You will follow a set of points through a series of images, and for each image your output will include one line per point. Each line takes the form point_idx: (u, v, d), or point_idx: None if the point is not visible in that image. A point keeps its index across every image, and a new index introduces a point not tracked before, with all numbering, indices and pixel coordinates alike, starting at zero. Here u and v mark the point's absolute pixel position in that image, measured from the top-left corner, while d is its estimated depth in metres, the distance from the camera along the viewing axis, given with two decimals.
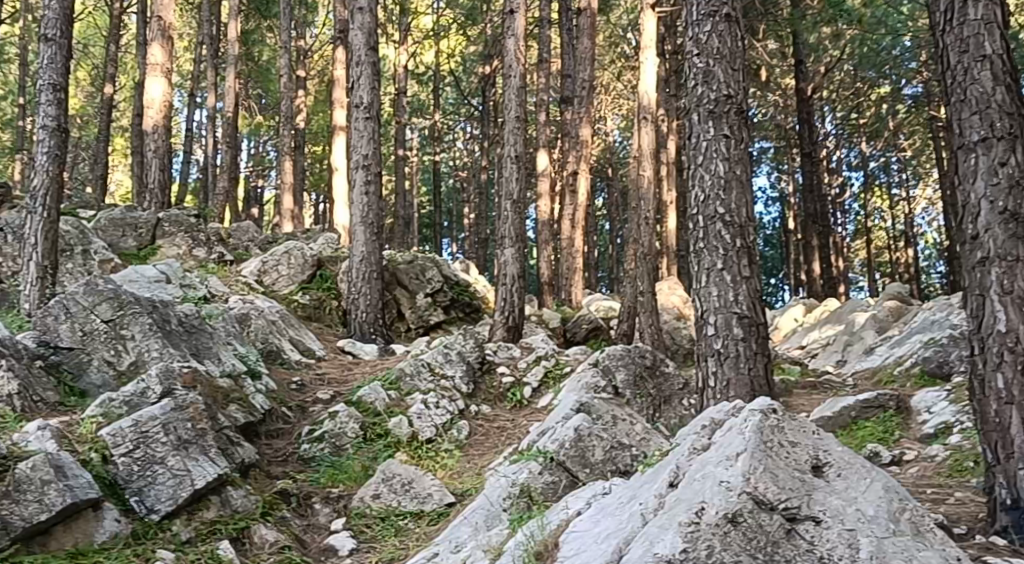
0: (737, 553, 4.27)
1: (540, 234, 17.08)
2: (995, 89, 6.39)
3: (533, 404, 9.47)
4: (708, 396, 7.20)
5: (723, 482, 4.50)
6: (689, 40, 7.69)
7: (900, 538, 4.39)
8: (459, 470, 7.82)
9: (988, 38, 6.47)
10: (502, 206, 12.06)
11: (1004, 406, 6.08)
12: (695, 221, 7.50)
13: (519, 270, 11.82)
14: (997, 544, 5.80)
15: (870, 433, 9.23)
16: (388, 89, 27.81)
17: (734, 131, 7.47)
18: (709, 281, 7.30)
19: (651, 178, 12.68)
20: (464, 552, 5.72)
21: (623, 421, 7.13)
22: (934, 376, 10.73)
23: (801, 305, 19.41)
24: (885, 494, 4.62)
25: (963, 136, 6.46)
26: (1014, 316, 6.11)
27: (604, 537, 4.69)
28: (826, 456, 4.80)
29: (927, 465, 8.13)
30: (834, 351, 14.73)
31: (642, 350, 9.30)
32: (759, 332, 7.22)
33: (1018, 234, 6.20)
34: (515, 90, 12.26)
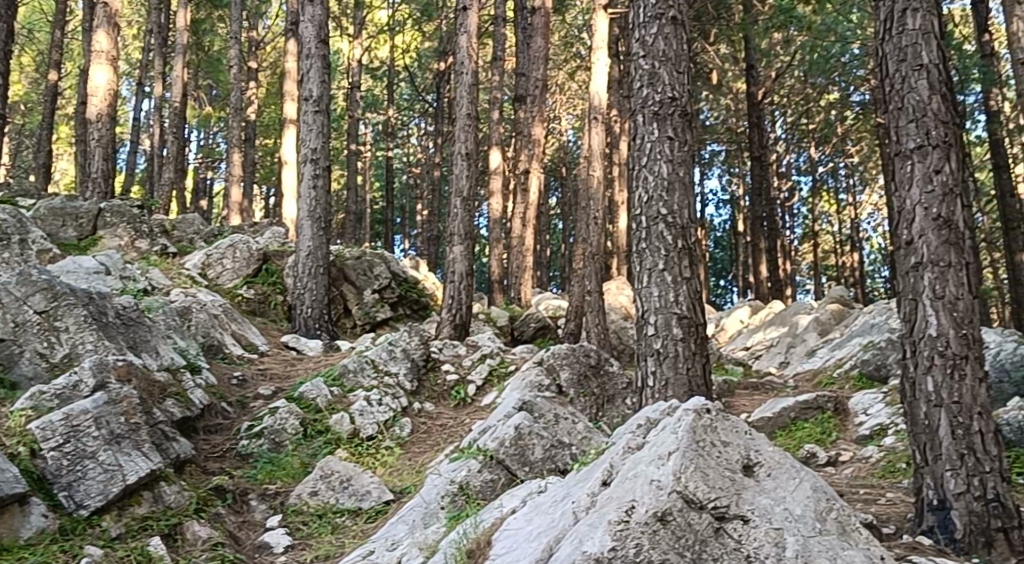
0: (664, 551, 4.32)
1: (492, 232, 17.09)
2: (931, 98, 6.53)
3: (477, 402, 9.46)
4: (647, 395, 7.24)
5: (654, 480, 4.54)
6: (635, 41, 7.74)
7: (825, 537, 4.49)
8: (400, 467, 7.78)
9: (926, 48, 6.60)
10: (452, 203, 12.03)
11: (933, 408, 6.19)
12: (638, 222, 7.53)
13: (467, 268, 11.79)
14: (923, 544, 5.95)
15: (808, 433, 9.39)
16: (342, 82, 27.60)
17: (678, 132, 7.54)
18: (650, 281, 7.34)
19: (600, 178, 12.73)
20: (400, 551, 5.69)
21: (564, 420, 7.16)
22: (872, 379, 10.95)
23: (748, 307, 19.70)
24: (813, 493, 4.69)
25: (900, 144, 6.59)
26: (945, 321, 6.24)
27: (535, 536, 4.71)
28: (757, 456, 4.84)
29: (861, 466, 8.30)
30: (777, 352, 14.97)
31: (587, 349, 9.34)
32: (698, 332, 7.30)
33: (950, 241, 6.33)
34: (467, 87, 12.21)
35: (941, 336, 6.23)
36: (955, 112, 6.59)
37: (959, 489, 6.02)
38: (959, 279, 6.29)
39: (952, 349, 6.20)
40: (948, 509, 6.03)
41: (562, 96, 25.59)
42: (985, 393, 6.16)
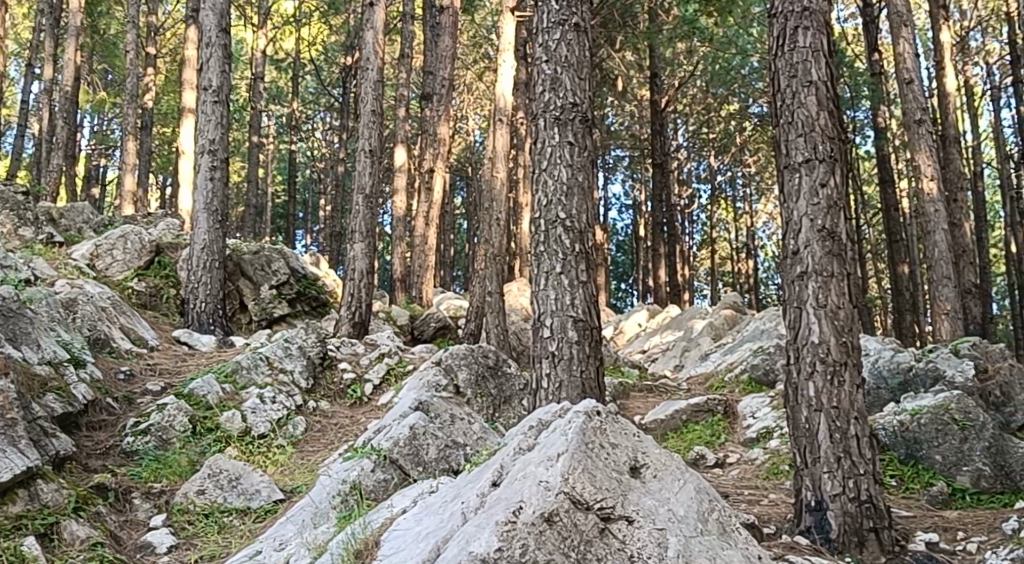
0: (550, 551, 4.38)
1: (395, 230, 16.98)
2: (819, 113, 6.79)
3: (373, 401, 9.39)
4: (541, 396, 7.30)
5: (543, 481, 4.59)
6: (538, 46, 7.82)
7: (706, 537, 4.61)
8: (292, 466, 7.68)
9: (815, 65, 6.86)
10: (354, 200, 11.91)
11: (814, 412, 6.42)
12: (537, 225, 7.60)
13: (369, 266, 11.68)
14: (800, 543, 6.18)
15: (698, 436, 9.63)
16: (244, 72, 27.01)
17: (578, 138, 7.65)
18: (547, 284, 7.42)
19: (504, 179, 12.80)
20: (288, 551, 5.63)
21: (459, 420, 7.18)
22: (760, 383, 11.32)
23: (645, 310, 20.07)
24: (697, 494, 4.81)
25: (789, 157, 6.83)
26: (826, 328, 6.48)
27: (423, 536, 4.72)
28: (643, 457, 4.94)
29: (747, 467, 8.58)
30: (672, 355, 15.31)
31: (485, 350, 9.38)
32: (593, 335, 7.40)
33: (833, 251, 6.59)
34: (372, 83, 12.10)
35: (822, 343, 6.48)
36: (841, 129, 6.87)
37: (835, 491, 6.26)
38: (841, 289, 6.56)
39: (832, 356, 6.45)
40: (825, 510, 6.27)
41: (469, 96, 25.60)
42: (861, 399, 6.43)
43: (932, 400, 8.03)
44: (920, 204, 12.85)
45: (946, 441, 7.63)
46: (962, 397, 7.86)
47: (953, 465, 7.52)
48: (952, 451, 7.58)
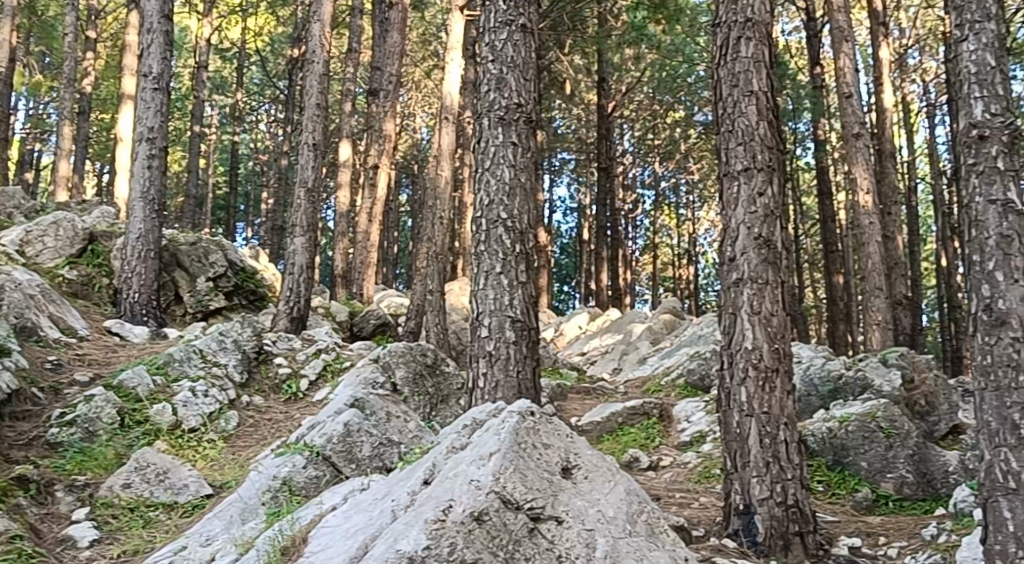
0: (478, 550, 4.36)
1: (337, 226, 16.83)
2: (759, 123, 6.90)
3: (308, 397, 9.29)
4: (477, 396, 7.28)
5: (473, 480, 4.59)
6: (484, 45, 7.82)
7: (635, 538, 4.64)
8: (222, 461, 7.57)
9: (756, 75, 6.96)
10: (296, 193, 11.76)
11: (745, 418, 6.51)
12: (478, 224, 7.60)
13: (309, 260, 11.56)
14: (727, 546, 6.28)
15: (633, 438, 9.71)
16: (187, 60, 26.53)
17: (521, 139, 7.66)
18: (486, 283, 7.41)
19: (448, 178, 12.76)
20: (215, 547, 5.54)
21: (395, 418, 7.15)
22: (696, 388, 11.47)
23: (586, 313, 20.18)
24: (626, 497, 4.85)
25: (729, 165, 6.93)
26: (760, 335, 6.58)
27: (353, 533, 4.68)
28: (575, 458, 4.97)
29: (679, 470, 8.69)
30: (610, 358, 15.41)
31: (424, 349, 9.35)
32: (530, 336, 7.41)
33: (768, 259, 6.70)
34: (317, 77, 11.98)
35: (755, 349, 6.57)
36: (779, 138, 6.99)
37: (763, 495, 6.36)
38: (775, 296, 6.67)
39: (764, 362, 6.55)
40: (753, 513, 6.37)
41: (417, 93, 25.50)
42: (792, 406, 6.54)
43: (860, 408, 8.19)
44: (855, 217, 13.12)
45: (872, 448, 7.80)
46: (888, 406, 8.04)
47: (878, 471, 7.72)
48: (877, 457, 7.77)
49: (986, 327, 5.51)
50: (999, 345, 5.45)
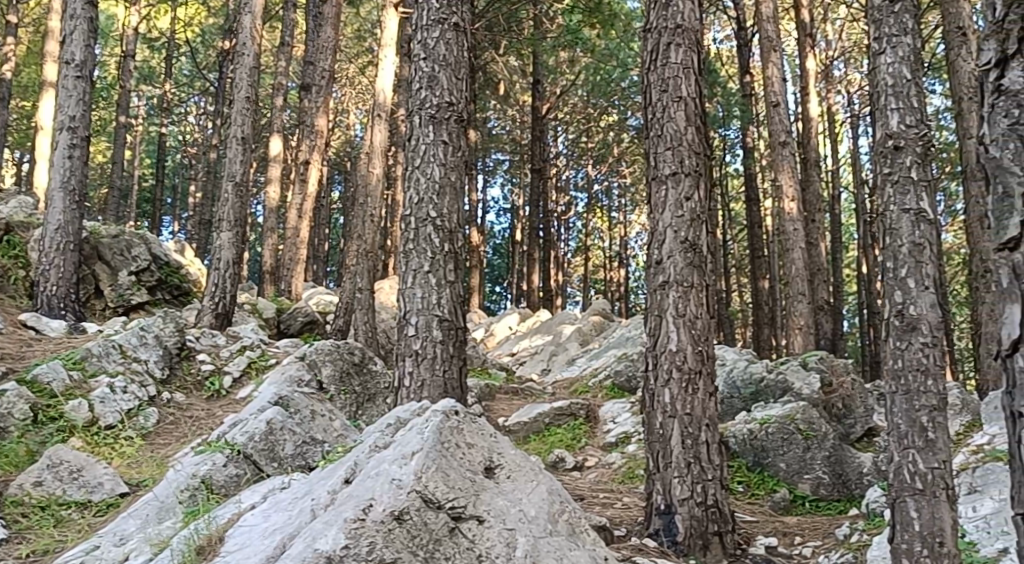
0: (398, 550, 4.33)
1: (266, 222, 16.57)
2: (687, 128, 6.99)
3: (231, 394, 9.14)
4: (402, 395, 7.22)
5: (394, 480, 4.56)
6: (416, 43, 7.78)
7: (555, 537, 4.65)
8: (140, 459, 7.40)
9: (685, 82, 7.06)
10: (223, 187, 11.55)
11: (668, 419, 6.58)
12: (406, 222, 7.56)
13: (235, 256, 11.36)
14: (648, 545, 6.34)
15: (559, 439, 9.75)
16: (114, 49, 25.89)
17: (452, 138, 7.65)
18: (415, 282, 7.37)
19: (380, 175, 12.66)
20: (129, 546, 5.41)
21: (320, 417, 7.09)
22: (623, 389, 11.58)
23: (516, 314, 20.24)
24: (548, 496, 4.86)
25: (658, 169, 7.02)
26: (684, 337, 6.67)
27: (270, 533, 4.62)
28: (499, 458, 4.97)
29: (604, 471, 8.77)
30: (540, 359, 15.47)
31: (351, 347, 9.27)
32: (457, 335, 7.39)
33: (694, 263, 6.80)
34: (247, 69, 11.78)
35: (680, 351, 6.66)
36: (706, 144, 7.10)
37: (684, 495, 6.44)
38: (699, 300, 6.77)
39: (688, 364, 6.64)
40: (674, 513, 6.44)
41: (351, 90, 25.26)
42: (713, 407, 6.64)
43: (780, 410, 8.37)
44: (780, 223, 13.39)
45: (791, 449, 7.98)
46: (807, 408, 8.23)
47: (795, 472, 7.89)
48: (795, 459, 7.95)
49: (898, 332, 5.67)
50: (910, 349, 5.61)
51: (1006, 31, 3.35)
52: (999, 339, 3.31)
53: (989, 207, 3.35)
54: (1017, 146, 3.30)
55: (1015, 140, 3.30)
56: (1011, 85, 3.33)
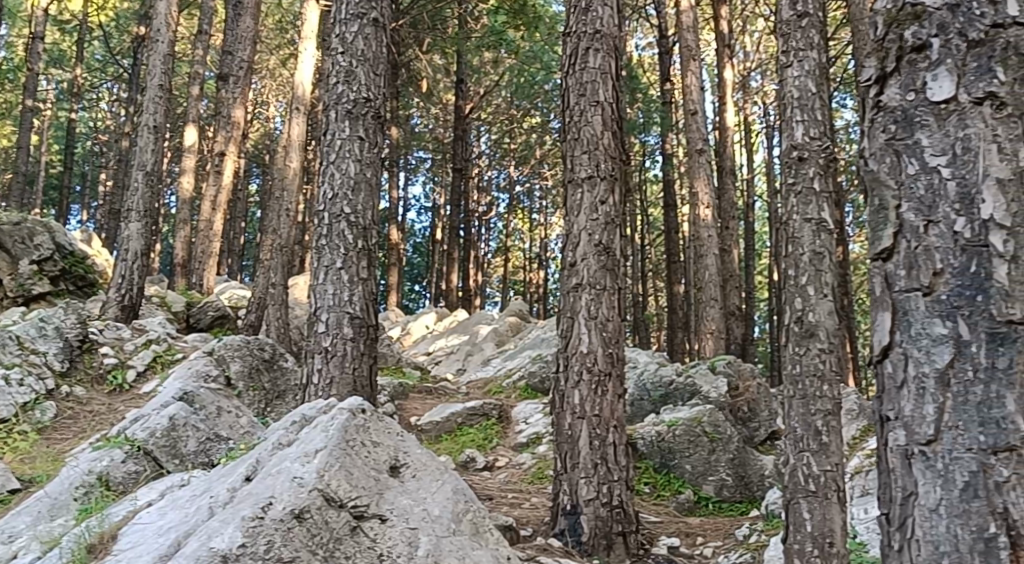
0: (296, 548, 4.23)
1: (178, 212, 16.17)
2: (604, 133, 7.06)
3: (135, 389, 8.90)
4: (310, 392, 7.11)
5: (296, 478, 4.48)
6: (334, 37, 7.70)
7: (458, 537, 4.61)
8: (34, 455, 7.16)
9: (602, 86, 7.13)
10: (133, 176, 11.23)
11: (577, 420, 6.63)
12: (320, 218, 7.46)
13: (143, 248, 11.06)
14: (552, 545, 6.37)
15: (471, 439, 9.75)
16: (22, 30, 24.96)
17: (368, 134, 7.59)
18: (326, 279, 7.27)
19: (297, 169, 12.46)
20: (16, 545, 5.20)
21: (226, 413, 6.97)
22: (537, 390, 11.66)
23: (433, 313, 20.20)
24: (453, 495, 4.85)
25: (573, 171, 7.07)
26: (595, 339, 6.72)
27: (166, 531, 4.50)
28: (403, 458, 4.95)
29: (514, 471, 8.80)
30: (455, 359, 15.43)
31: (262, 343, 9.13)
32: (369, 333, 7.31)
33: (607, 266, 6.87)
34: (161, 57, 11.49)
35: (590, 353, 6.71)
36: (622, 149, 7.18)
37: (589, 496, 6.48)
38: (611, 303, 6.85)
39: (598, 366, 6.70)
40: (579, 513, 6.48)
41: (270, 81, 24.85)
42: (621, 409, 6.72)
43: (687, 413, 8.54)
44: (695, 230, 13.63)
45: (696, 451, 8.12)
46: (713, 411, 8.42)
47: (700, 474, 8.04)
48: (701, 461, 8.09)
49: (797, 337, 5.82)
50: (807, 355, 5.76)
51: (886, 50, 3.16)
52: (873, 343, 3.14)
53: (866, 218, 3.18)
54: (892, 160, 3.12)
55: (890, 155, 3.12)
56: (888, 102, 3.14)
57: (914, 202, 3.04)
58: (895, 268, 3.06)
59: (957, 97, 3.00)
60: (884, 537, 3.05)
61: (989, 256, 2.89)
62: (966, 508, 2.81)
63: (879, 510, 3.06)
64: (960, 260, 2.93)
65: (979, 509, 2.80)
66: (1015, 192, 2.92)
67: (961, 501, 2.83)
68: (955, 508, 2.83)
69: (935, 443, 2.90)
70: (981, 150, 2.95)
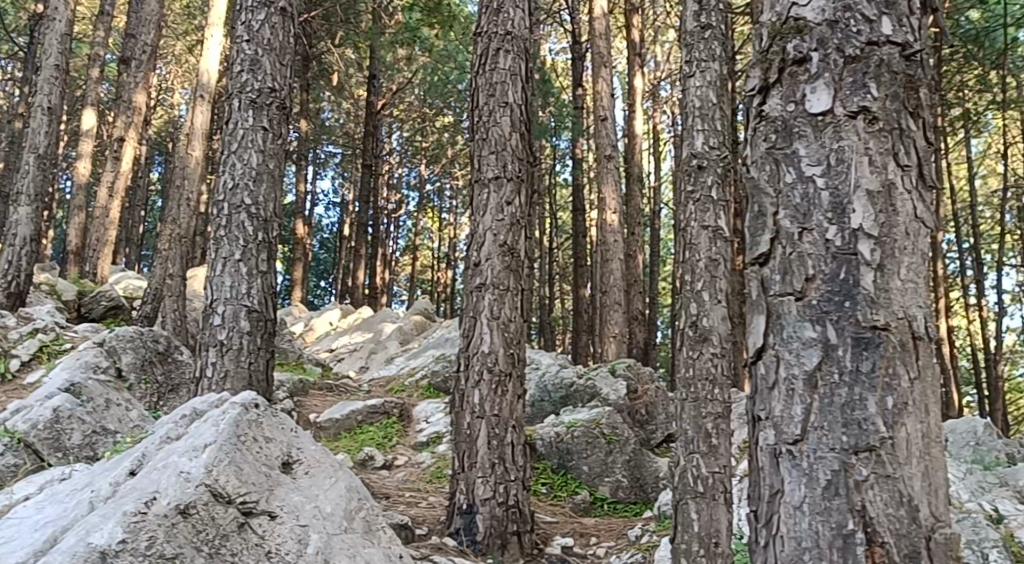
0: (180, 545, 4.13)
1: (73, 198, 15.59)
2: (512, 134, 7.10)
3: (19, 380, 8.54)
4: (203, 386, 6.92)
5: (183, 472, 4.37)
6: (240, 24, 7.54)
7: (349, 535, 4.57)
8: None
9: (512, 88, 7.17)
10: (24, 158, 10.76)
11: (476, 419, 6.63)
12: (219, 209, 7.29)
13: (33, 233, 10.61)
14: (447, 544, 6.33)
15: (370, 437, 9.66)
16: None
17: (272, 125, 7.47)
18: (224, 271, 7.10)
19: (199, 158, 12.16)
20: None
21: (116, 406, 6.76)
22: (439, 389, 11.64)
23: (337, 309, 19.95)
24: (346, 493, 4.80)
25: (481, 171, 7.07)
26: (497, 339, 6.74)
27: (42, 525, 4.34)
28: (297, 453, 4.87)
29: (412, 470, 8.76)
30: (358, 356, 15.28)
31: (156, 335, 8.87)
32: (266, 327, 7.17)
33: (511, 267, 6.90)
34: (59, 36, 11.05)
35: (491, 353, 6.73)
36: (529, 151, 7.23)
37: (486, 495, 6.49)
38: (514, 303, 6.88)
39: (499, 366, 6.72)
40: (475, 513, 6.47)
41: (176, 67, 24.19)
42: (520, 409, 6.76)
43: (586, 415, 8.65)
44: (601, 234, 13.82)
45: (593, 453, 8.23)
46: (611, 414, 8.56)
47: (597, 475, 8.15)
48: (597, 462, 8.20)
49: (691, 342, 5.96)
50: (700, 359, 5.90)
51: (770, 62, 3.24)
52: (747, 346, 3.21)
53: (746, 224, 3.26)
54: (772, 169, 3.20)
55: (770, 163, 3.20)
56: (770, 112, 3.22)
57: (791, 210, 3.13)
58: (771, 272, 3.14)
59: (833, 109, 3.11)
60: (752, 533, 3.13)
61: (857, 264, 3.02)
62: (828, 506, 2.92)
63: (748, 507, 3.14)
64: (831, 267, 3.04)
65: (839, 506, 2.91)
66: (883, 203, 3.05)
67: (823, 498, 2.93)
68: (818, 505, 2.93)
69: (802, 443, 3.00)
70: (853, 161, 3.07)
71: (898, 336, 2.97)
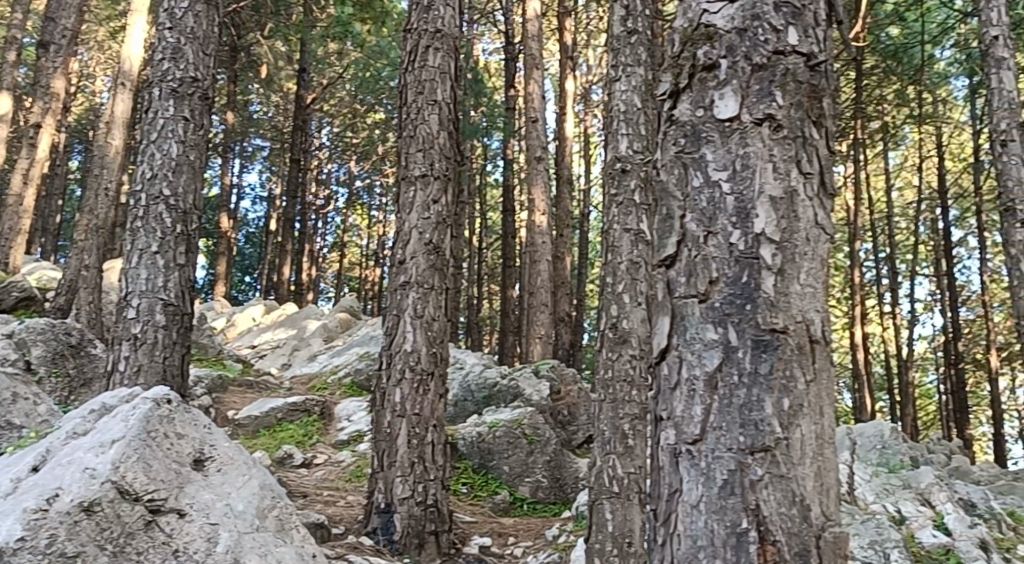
0: (82, 543, 4.02)
1: None
2: (439, 132, 7.08)
3: None
4: (115, 380, 6.72)
5: (88, 468, 4.25)
6: (162, 11, 7.38)
7: (261, 533, 4.49)
8: None
9: (441, 85, 7.14)
10: None
11: (396, 418, 6.58)
12: (136, 199, 7.10)
13: None
14: (363, 543, 6.26)
15: (290, 435, 9.53)
16: None
17: (194, 115, 7.31)
18: (140, 263, 6.93)
19: (119, 148, 11.82)
20: None
21: (22, 400, 6.52)
22: (362, 388, 11.54)
23: (261, 305, 19.61)
24: (259, 491, 4.71)
25: (407, 169, 7.02)
26: (419, 337, 6.71)
27: None
28: (210, 450, 4.76)
29: (332, 469, 8.66)
30: (281, 352, 15.07)
31: (69, 327, 8.63)
32: (182, 321, 7.00)
33: (435, 265, 6.88)
34: None
35: (414, 352, 6.69)
36: (456, 150, 7.22)
37: (404, 494, 6.45)
38: (437, 302, 6.86)
39: (421, 364, 6.69)
40: (392, 512, 6.43)
41: (98, 54, 23.55)
42: (440, 409, 6.73)
43: (508, 415, 8.66)
44: (529, 235, 13.86)
45: (514, 452, 8.25)
46: (533, 414, 8.58)
47: (517, 475, 8.17)
48: (518, 462, 8.23)
49: (610, 343, 6.02)
50: (619, 360, 5.96)
51: (681, 67, 3.28)
52: (653, 346, 3.25)
53: (656, 227, 3.29)
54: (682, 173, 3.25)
55: (678, 167, 3.24)
56: (680, 117, 3.26)
57: (698, 214, 3.18)
58: (677, 274, 3.18)
59: (741, 116, 3.17)
60: (652, 532, 3.16)
61: (759, 268, 3.08)
62: (724, 505, 2.97)
63: (649, 506, 3.16)
64: (733, 271, 3.10)
65: (735, 505, 2.96)
66: (786, 209, 3.13)
67: (720, 497, 2.98)
68: (715, 504, 2.98)
69: (700, 443, 3.04)
70: (758, 167, 3.14)
71: (795, 338, 3.05)
